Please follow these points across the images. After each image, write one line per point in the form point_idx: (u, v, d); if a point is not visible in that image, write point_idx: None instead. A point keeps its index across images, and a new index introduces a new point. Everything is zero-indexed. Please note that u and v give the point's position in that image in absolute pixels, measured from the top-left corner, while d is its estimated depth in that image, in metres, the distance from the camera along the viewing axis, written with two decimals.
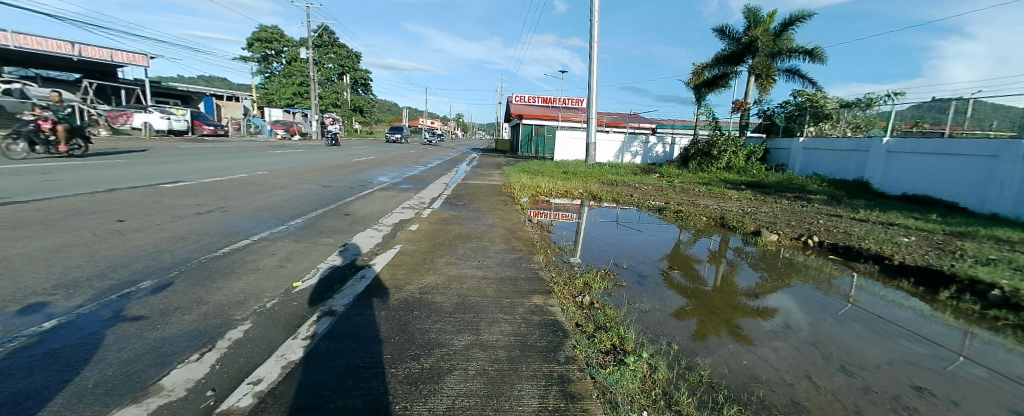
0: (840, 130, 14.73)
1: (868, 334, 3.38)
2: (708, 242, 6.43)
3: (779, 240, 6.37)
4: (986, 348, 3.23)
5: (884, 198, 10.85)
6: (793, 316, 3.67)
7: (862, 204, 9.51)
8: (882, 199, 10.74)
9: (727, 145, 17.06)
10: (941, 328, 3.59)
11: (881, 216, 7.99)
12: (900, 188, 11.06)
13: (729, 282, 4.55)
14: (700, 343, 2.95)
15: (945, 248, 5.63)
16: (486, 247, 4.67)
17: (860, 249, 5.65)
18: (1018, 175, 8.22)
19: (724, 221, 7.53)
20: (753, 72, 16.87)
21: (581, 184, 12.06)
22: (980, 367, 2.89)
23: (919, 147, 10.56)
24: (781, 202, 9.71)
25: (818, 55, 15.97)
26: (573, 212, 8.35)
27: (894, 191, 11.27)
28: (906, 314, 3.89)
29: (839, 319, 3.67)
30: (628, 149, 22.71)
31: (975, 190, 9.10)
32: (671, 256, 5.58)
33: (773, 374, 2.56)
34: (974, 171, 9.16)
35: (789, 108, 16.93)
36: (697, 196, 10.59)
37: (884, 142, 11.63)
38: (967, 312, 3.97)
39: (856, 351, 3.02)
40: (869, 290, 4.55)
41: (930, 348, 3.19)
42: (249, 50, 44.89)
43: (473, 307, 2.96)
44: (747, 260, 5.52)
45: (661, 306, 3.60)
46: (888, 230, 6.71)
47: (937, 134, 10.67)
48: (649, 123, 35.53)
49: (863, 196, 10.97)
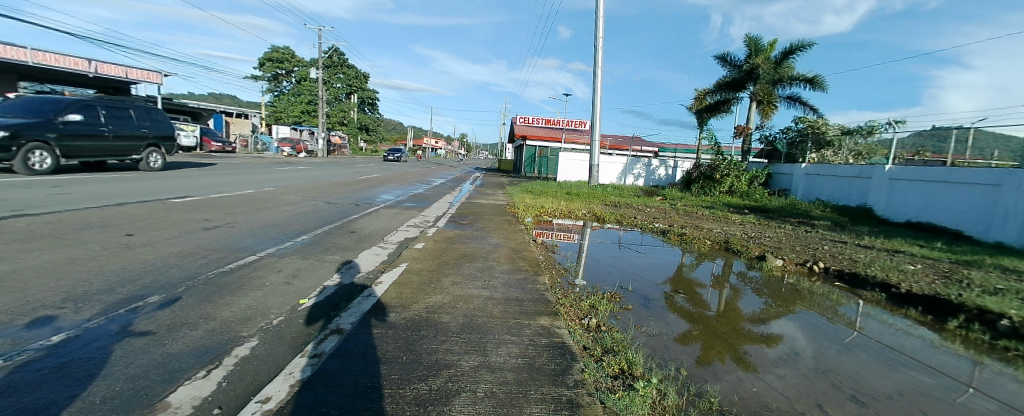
0: (842, 156, 14.82)
1: (876, 363, 3.34)
2: (711, 266, 6.41)
3: (783, 265, 6.35)
4: (998, 380, 3.18)
5: (888, 225, 10.85)
6: (798, 343, 3.64)
7: (867, 231, 9.49)
8: (886, 226, 10.75)
9: (730, 169, 17.16)
10: (951, 358, 3.54)
11: (887, 243, 7.97)
12: (904, 215, 11.04)
13: (733, 307, 4.52)
14: (705, 368, 2.92)
15: (952, 276, 5.61)
16: (491, 267, 4.67)
17: (866, 276, 5.62)
18: (1022, 204, 8.17)
19: (728, 245, 7.51)
20: (755, 99, 17.14)
21: (585, 205, 12.08)
22: (994, 401, 2.83)
23: (922, 174, 10.61)
24: (784, 227, 9.74)
25: (819, 83, 16.24)
26: (577, 233, 8.35)
27: (898, 218, 11.24)
28: (915, 343, 3.84)
29: (845, 346, 3.64)
30: (630, 171, 22.89)
31: (980, 219, 9.07)
32: (674, 279, 5.57)
33: (782, 402, 2.53)
34: (979, 199, 9.14)
35: (791, 134, 17.11)
36: (701, 219, 10.61)
37: (886, 169, 11.73)
38: (978, 342, 3.92)
39: (865, 381, 2.97)
40: (876, 317, 4.50)
41: (940, 379, 3.13)
42: (260, 69, 46.09)
43: (480, 328, 2.95)
44: (751, 285, 5.50)
45: (667, 331, 3.57)
46: (893, 258, 6.67)
47: (939, 162, 10.76)
48: (651, 145, 35.99)
49: (867, 223, 10.96)
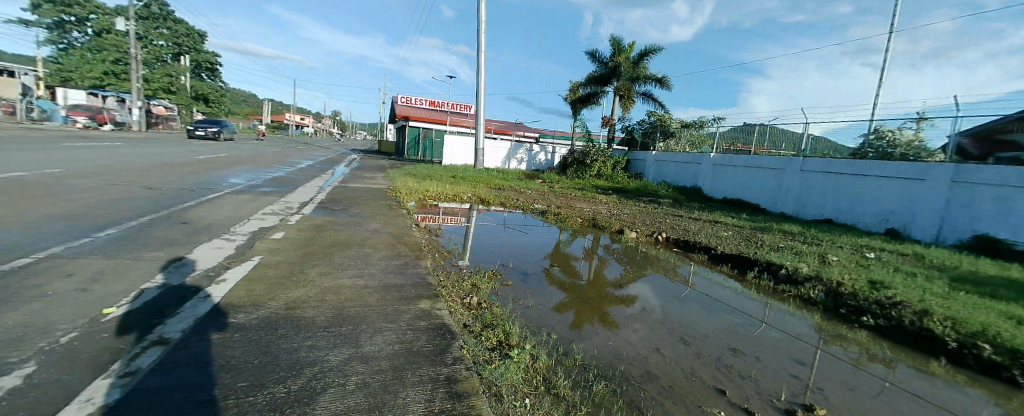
0: (681, 146, 17.83)
1: (700, 310, 4.17)
2: (583, 241, 7.13)
3: (637, 237, 7.44)
4: (776, 314, 4.29)
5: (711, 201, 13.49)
6: (648, 301, 4.30)
7: (697, 207, 11.69)
8: (710, 202, 13.35)
9: (598, 156, 19.20)
10: (749, 301, 4.64)
11: (710, 215, 9.95)
12: (722, 193, 13.87)
13: (600, 275, 5.12)
14: (575, 331, 3.24)
15: (751, 240, 7.28)
16: (367, 255, 4.38)
17: (695, 241, 6.93)
18: (799, 184, 10.86)
19: (595, 222, 8.45)
20: (618, 93, 19.33)
21: (469, 188, 12.16)
22: (774, 330, 3.80)
23: (735, 161, 13.38)
24: (639, 205, 11.36)
25: (665, 83, 19.11)
26: (462, 216, 8.40)
27: (718, 195, 14.07)
28: (727, 292, 4.92)
29: (681, 300, 4.44)
30: (513, 156, 23.77)
31: (770, 194, 11.82)
32: (551, 255, 6.02)
33: (632, 351, 2.99)
34: (770, 180, 11.86)
35: (645, 126, 19.84)
36: (573, 200, 11.69)
37: (711, 157, 14.54)
38: (765, 287, 5.20)
39: (693, 325, 3.70)
40: (701, 274, 5.63)
41: (740, 317, 4.08)
42: (32, 11, 34.02)
43: (352, 318, 2.75)
44: (614, 255, 6.30)
45: (544, 301, 3.87)
46: (713, 227, 8.37)
47: (746, 152, 13.79)
48: (531, 131, 37.98)
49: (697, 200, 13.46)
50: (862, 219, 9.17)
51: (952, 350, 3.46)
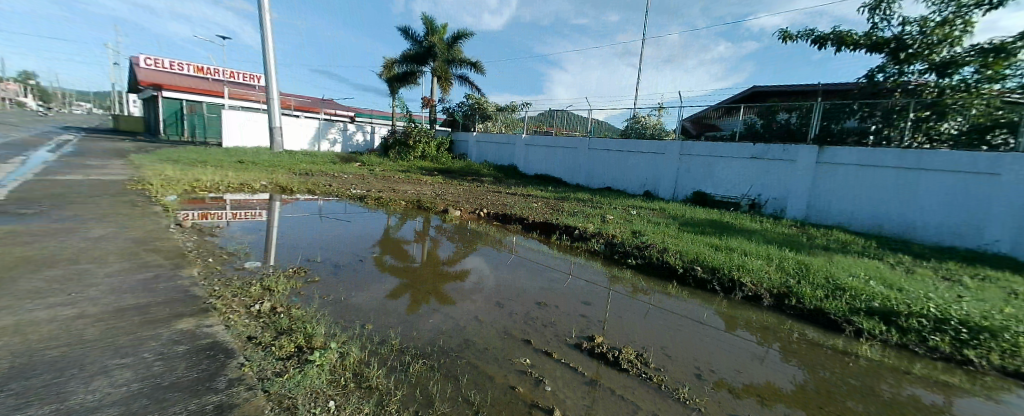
0: (498, 127, 19.20)
1: (523, 274, 4.66)
2: (414, 224, 6.94)
3: (461, 215, 7.70)
4: (577, 267, 5.13)
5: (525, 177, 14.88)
6: (484, 272, 4.55)
7: (513, 182, 12.88)
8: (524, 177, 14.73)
9: (420, 136, 18.88)
10: (557, 260, 5.40)
11: (524, 189, 11.08)
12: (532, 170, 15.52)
13: (433, 255, 5.12)
14: (413, 315, 3.15)
15: (555, 208, 8.39)
16: (87, 272, 3.15)
17: (511, 214, 7.60)
18: (587, 159, 13.06)
19: (419, 203, 8.32)
20: (435, 74, 19.31)
21: (266, 175, 10.23)
22: (582, 281, 4.59)
23: (541, 140, 15.06)
24: (462, 184, 11.78)
25: (479, 68, 20.08)
26: (261, 209, 7.03)
27: (529, 171, 15.67)
28: (541, 255, 5.61)
29: (506, 268, 4.83)
30: (324, 136, 21.27)
31: (568, 168, 13.83)
32: (382, 241, 5.68)
33: (452, 325, 3.08)
34: (567, 157, 13.85)
35: (465, 108, 20.41)
36: (396, 182, 11.24)
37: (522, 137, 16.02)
38: (565, 246, 6.11)
39: (517, 288, 4.10)
40: (521, 242, 6.25)
41: (551, 274, 4.74)
42: None
43: (51, 364, 1.92)
44: (445, 235, 6.36)
45: (373, 290, 3.64)
46: (526, 199, 9.37)
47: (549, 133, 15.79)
48: (346, 109, 34.59)
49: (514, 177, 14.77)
50: (631, 185, 11.69)
51: (680, 274, 4.78)
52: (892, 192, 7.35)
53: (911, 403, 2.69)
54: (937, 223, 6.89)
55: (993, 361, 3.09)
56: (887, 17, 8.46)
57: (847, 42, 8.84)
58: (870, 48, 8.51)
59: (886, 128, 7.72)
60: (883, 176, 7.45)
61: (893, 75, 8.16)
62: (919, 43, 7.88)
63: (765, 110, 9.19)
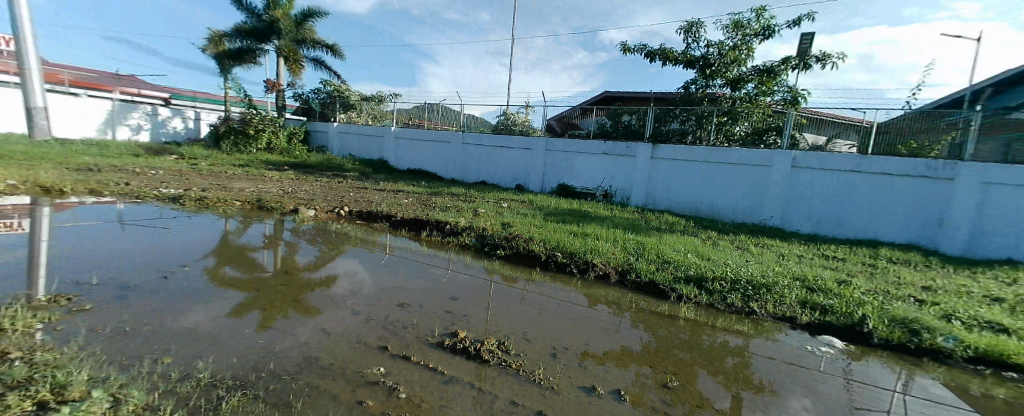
0: (362, 118, 17.50)
1: (397, 273, 4.48)
2: (262, 227, 5.96)
3: (316, 214, 6.93)
4: (451, 262, 5.11)
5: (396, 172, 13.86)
6: (360, 275, 4.33)
7: (381, 177, 12.06)
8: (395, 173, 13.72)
9: (264, 124, 15.92)
10: (430, 256, 5.26)
11: (394, 185, 10.47)
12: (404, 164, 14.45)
13: (291, 263, 4.54)
14: (266, 333, 2.82)
15: (426, 203, 8.10)
16: None
17: (376, 211, 7.08)
18: (460, 154, 12.93)
19: (261, 203, 7.15)
20: (281, 54, 16.82)
21: (15, 171, 7.45)
22: (462, 273, 4.66)
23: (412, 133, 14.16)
24: (321, 180, 10.57)
25: (336, 52, 18.31)
26: (23, 217, 5.20)
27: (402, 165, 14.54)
28: (414, 252, 5.42)
29: (382, 269, 4.65)
30: (123, 121, 16.91)
31: (442, 164, 13.46)
32: (218, 250, 4.76)
33: (289, 342, 2.70)
34: (441, 152, 13.42)
35: (322, 95, 17.63)
36: (229, 180, 9.44)
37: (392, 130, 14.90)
38: (435, 242, 5.94)
39: (394, 289, 3.95)
40: (399, 240, 6.03)
41: (428, 271, 4.67)
42: None
43: None
44: (305, 238, 5.66)
45: (214, 309, 3.12)
46: (395, 196, 8.89)
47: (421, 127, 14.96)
48: (161, 90, 27.79)
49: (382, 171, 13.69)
50: (502, 179, 12.08)
51: (543, 261, 5.07)
52: (701, 181, 9.16)
53: (717, 350, 3.30)
54: (733, 204, 8.81)
55: (766, 308, 3.99)
56: (696, 40, 10.44)
57: (670, 57, 10.60)
58: (686, 64, 10.38)
59: (698, 131, 9.48)
60: (696, 168, 9.20)
61: (702, 87, 10.13)
62: (717, 62, 9.90)
63: (613, 112, 10.41)
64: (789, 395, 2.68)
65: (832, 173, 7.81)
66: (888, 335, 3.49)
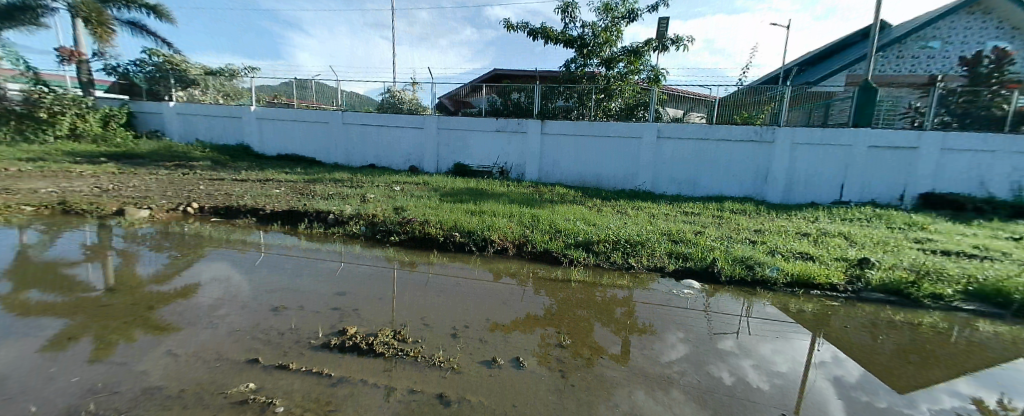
0: (211, 97, 14.21)
1: (275, 273, 3.89)
2: (77, 236, 4.64)
3: (152, 215, 5.66)
4: (343, 253, 4.66)
5: (263, 159, 11.76)
6: (232, 279, 3.70)
7: (244, 166, 10.29)
8: (262, 160, 11.61)
9: (62, 105, 12.30)
10: (315, 250, 4.71)
11: (261, 174, 9.01)
12: (274, 149, 12.30)
13: (127, 275, 3.63)
14: (99, 364, 2.21)
15: (303, 193, 7.15)
16: None
17: (238, 206, 6.05)
18: (341, 136, 11.68)
19: (66, 207, 5.58)
20: (76, 14, 12.94)
21: None
22: (358, 265, 4.29)
23: (279, 113, 12.06)
24: (158, 173, 8.56)
25: (163, 15, 14.82)
26: None
27: (270, 152, 12.36)
28: (295, 248, 4.78)
29: (257, 269, 4.02)
30: None
31: (320, 147, 11.92)
32: (7, 271, 3.56)
33: (120, 373, 2.14)
34: (319, 134, 11.87)
35: (148, 68, 13.95)
36: (8, 179, 7.05)
37: (252, 110, 12.24)
38: (317, 235, 5.32)
39: (275, 291, 3.43)
40: (275, 236, 5.25)
41: (318, 266, 4.19)
42: None
43: None
44: (144, 244, 4.56)
45: (12, 344, 2.36)
46: (263, 186, 7.68)
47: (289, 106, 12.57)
48: None
49: (244, 158, 11.52)
50: (394, 161, 11.39)
51: (441, 243, 4.91)
52: (587, 153, 9.85)
53: (608, 303, 3.61)
54: (614, 173, 9.70)
55: (643, 262, 4.48)
56: (573, 20, 10.97)
57: (551, 36, 10.99)
58: (565, 43, 10.88)
59: (581, 107, 10.09)
60: (582, 142, 9.85)
61: (581, 66, 10.78)
62: (592, 42, 10.59)
63: (503, 90, 10.44)
64: (665, 333, 3.04)
65: (688, 142, 9.09)
66: (732, 273, 4.20)
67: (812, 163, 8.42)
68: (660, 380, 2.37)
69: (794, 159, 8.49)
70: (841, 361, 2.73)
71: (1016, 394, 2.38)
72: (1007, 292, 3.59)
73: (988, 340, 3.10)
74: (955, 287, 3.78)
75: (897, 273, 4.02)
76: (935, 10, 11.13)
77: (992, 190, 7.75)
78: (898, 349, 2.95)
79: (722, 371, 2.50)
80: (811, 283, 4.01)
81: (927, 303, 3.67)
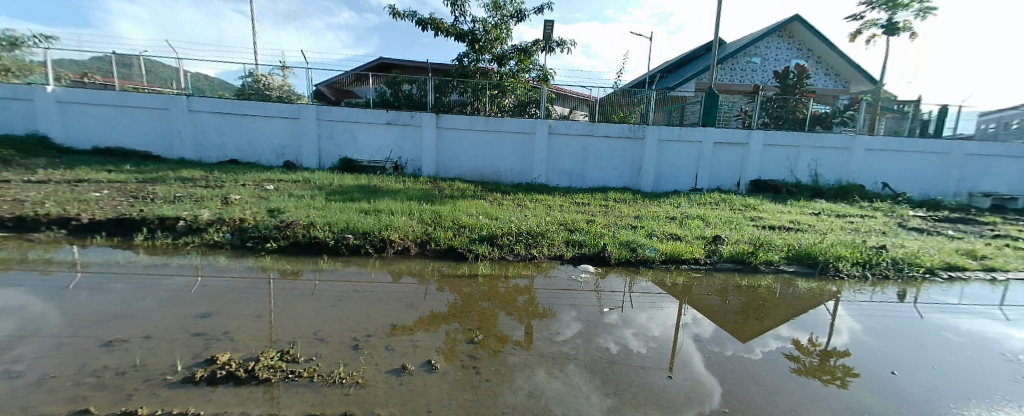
0: None
1: (102, 298, 3.04)
2: None
3: None
4: (203, 267, 3.87)
5: (71, 154, 9.09)
6: (32, 308, 2.78)
7: (42, 163, 7.82)
8: (69, 155, 8.97)
9: None
10: (161, 266, 3.81)
11: (70, 173, 6.96)
12: (90, 141, 9.61)
13: None
14: None
15: (136, 196, 5.71)
16: None
17: (36, 215, 4.56)
18: (190, 126, 9.69)
19: None
20: None
21: None
22: (226, 278, 3.62)
23: (93, 96, 9.44)
24: None
25: None
26: None
27: (83, 146, 9.62)
28: (132, 264, 3.80)
29: (70, 293, 3.09)
30: None
31: (160, 139, 9.72)
32: None
33: None
34: (156, 124, 9.65)
35: None
36: None
37: (50, 91, 9.29)
38: (163, 247, 4.32)
39: (106, 319, 2.68)
40: (98, 252, 4.10)
41: (170, 283, 3.42)
42: None
43: None
44: None
45: None
46: (76, 189, 5.95)
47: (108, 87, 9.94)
48: None
49: (39, 153, 8.72)
50: (264, 156, 9.91)
51: (331, 247, 4.43)
52: (485, 148, 9.94)
53: (511, 293, 3.70)
54: (511, 167, 9.99)
55: (544, 252, 4.70)
56: (463, 14, 10.88)
57: (441, 28, 10.75)
58: (457, 37, 10.75)
59: (475, 102, 10.11)
60: (479, 137, 9.89)
61: (473, 61, 10.78)
62: (483, 39, 10.68)
63: (392, 81, 9.82)
64: (562, 314, 3.24)
65: (575, 138, 9.83)
66: (619, 256, 4.67)
67: (674, 157, 9.88)
68: (564, 360, 2.49)
69: (661, 154, 9.84)
70: (701, 322, 3.24)
71: (816, 332, 3.13)
72: (815, 255, 4.73)
73: (800, 293, 4.03)
74: (779, 254, 4.82)
75: (740, 246, 4.96)
76: (754, 34, 13.96)
77: (798, 176, 10.10)
78: (741, 307, 3.62)
79: (610, 342, 2.76)
80: (681, 259, 4.69)
81: (763, 268, 4.63)
